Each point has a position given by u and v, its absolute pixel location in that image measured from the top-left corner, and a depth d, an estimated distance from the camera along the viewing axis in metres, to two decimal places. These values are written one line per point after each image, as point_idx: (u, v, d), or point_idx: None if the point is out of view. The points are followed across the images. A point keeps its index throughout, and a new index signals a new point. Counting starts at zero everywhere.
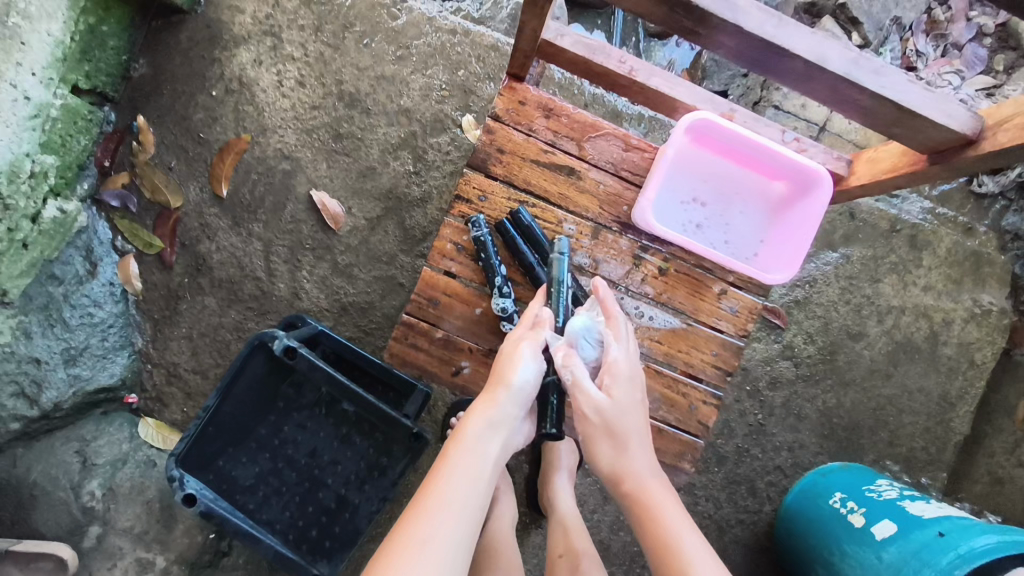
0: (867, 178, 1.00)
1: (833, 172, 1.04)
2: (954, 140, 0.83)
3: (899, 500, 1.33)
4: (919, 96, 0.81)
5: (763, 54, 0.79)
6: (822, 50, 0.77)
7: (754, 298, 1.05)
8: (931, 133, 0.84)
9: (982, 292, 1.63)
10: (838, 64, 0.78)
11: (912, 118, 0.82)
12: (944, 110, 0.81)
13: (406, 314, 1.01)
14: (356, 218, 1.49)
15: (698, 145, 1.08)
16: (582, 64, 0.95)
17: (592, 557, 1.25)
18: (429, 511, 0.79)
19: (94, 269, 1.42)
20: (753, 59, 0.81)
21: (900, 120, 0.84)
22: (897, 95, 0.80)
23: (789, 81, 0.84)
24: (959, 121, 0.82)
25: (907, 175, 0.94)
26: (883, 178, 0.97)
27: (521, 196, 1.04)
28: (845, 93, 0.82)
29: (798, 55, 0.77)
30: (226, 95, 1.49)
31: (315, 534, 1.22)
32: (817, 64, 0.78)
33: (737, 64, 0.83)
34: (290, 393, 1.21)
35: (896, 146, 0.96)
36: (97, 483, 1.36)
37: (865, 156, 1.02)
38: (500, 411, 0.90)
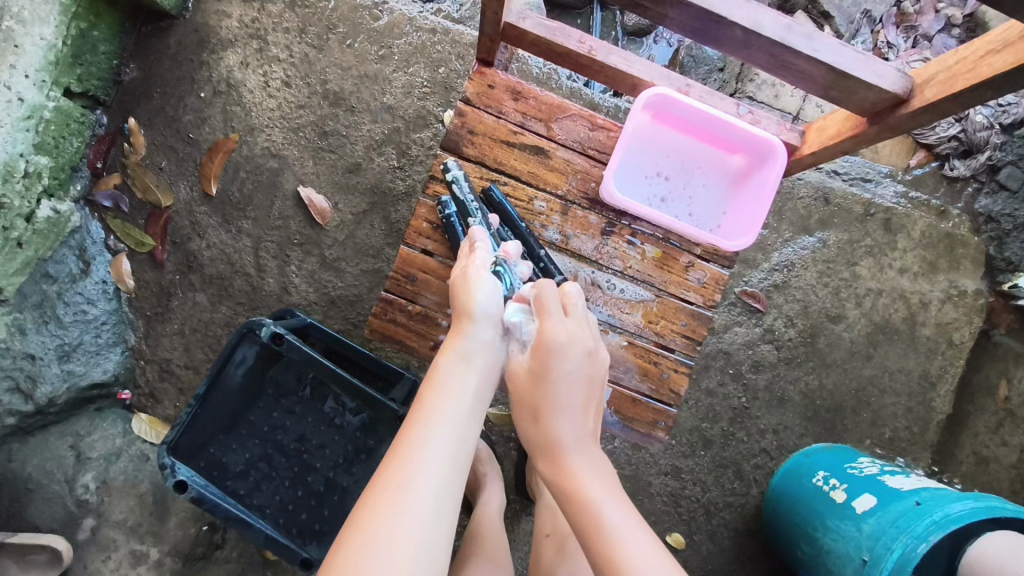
0: (817, 146, 1.04)
1: (787, 143, 1.08)
2: (887, 100, 0.88)
3: (879, 475, 1.37)
4: (851, 59, 0.85)
5: (703, 23, 0.83)
6: (758, 17, 0.81)
7: (720, 269, 1.08)
8: (865, 94, 0.89)
9: (958, 274, 1.67)
10: (774, 30, 0.82)
11: (847, 79, 0.86)
12: (875, 71, 0.86)
13: (384, 290, 1.05)
14: (342, 213, 1.53)
15: (658, 121, 1.12)
16: (545, 45, 0.99)
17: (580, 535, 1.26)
18: (418, 431, 0.75)
19: (88, 268, 1.46)
20: (694, 29, 0.85)
21: (836, 83, 0.88)
22: (831, 58, 0.84)
23: (730, 49, 0.88)
24: (890, 81, 0.86)
25: (852, 139, 0.97)
26: (830, 144, 1.00)
27: (494, 175, 1.08)
28: (784, 58, 0.86)
29: (735, 22, 0.81)
30: (214, 96, 1.53)
31: (305, 518, 1.24)
32: (754, 31, 0.82)
33: (681, 35, 0.87)
34: (278, 379, 1.25)
35: (842, 113, 1.00)
36: (91, 476, 1.38)
37: (816, 125, 1.06)
38: (471, 340, 0.86)
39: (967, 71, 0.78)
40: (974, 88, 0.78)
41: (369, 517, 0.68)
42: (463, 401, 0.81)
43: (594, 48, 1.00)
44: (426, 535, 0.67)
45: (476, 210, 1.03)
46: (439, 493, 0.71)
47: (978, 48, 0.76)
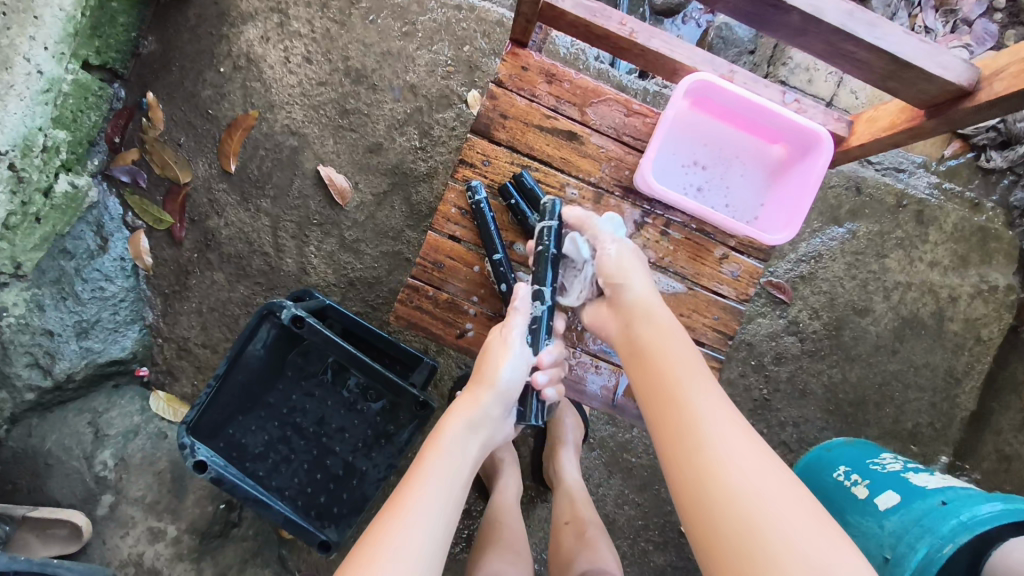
0: (867, 137, 1.00)
1: (833, 133, 1.05)
2: (950, 93, 0.84)
3: (902, 472, 1.35)
4: (915, 48, 0.81)
5: (760, 8, 0.80)
6: (818, 3, 0.78)
7: (755, 262, 1.06)
8: (925, 87, 0.85)
9: (989, 268, 1.63)
10: (836, 16, 0.78)
11: (908, 70, 0.82)
12: (941, 62, 0.81)
13: (411, 277, 1.02)
14: (362, 193, 1.51)
15: (696, 107, 1.08)
16: (584, 26, 0.95)
17: (598, 525, 1.28)
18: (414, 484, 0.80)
19: (105, 244, 1.44)
20: (749, 14, 0.82)
21: (896, 74, 0.84)
22: (893, 47, 0.80)
23: (784, 35, 0.84)
24: (955, 72, 0.82)
25: (906, 132, 0.94)
26: (882, 136, 0.97)
27: (525, 161, 1.05)
28: (842, 46, 0.82)
29: (795, 7, 0.77)
30: (234, 71, 1.50)
31: (324, 500, 1.23)
32: (814, 17, 0.78)
33: (734, 19, 0.84)
34: (298, 361, 1.24)
35: (896, 105, 0.96)
36: (110, 453, 1.38)
37: (865, 116, 1.03)
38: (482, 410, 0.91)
39: None
40: None
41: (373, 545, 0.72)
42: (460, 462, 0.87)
43: (635, 31, 0.96)
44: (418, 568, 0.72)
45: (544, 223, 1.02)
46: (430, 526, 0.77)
47: None
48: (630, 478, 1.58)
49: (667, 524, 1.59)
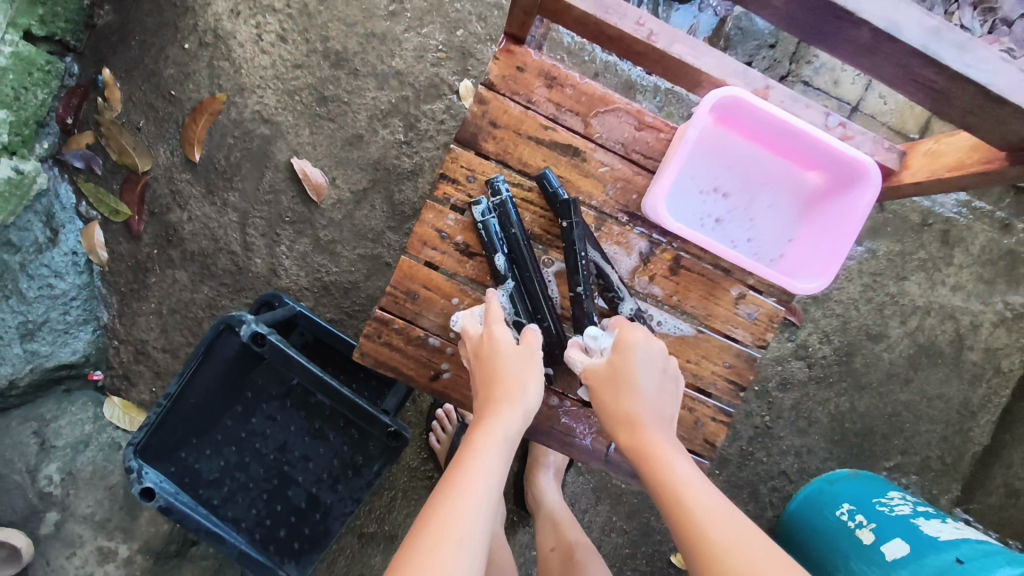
0: (923, 175, 0.88)
1: (882, 164, 0.93)
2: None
3: (912, 518, 1.25)
4: (1012, 79, 0.65)
5: (820, 18, 0.64)
6: (896, 15, 0.62)
7: (775, 304, 0.94)
8: (1017, 126, 0.69)
9: (1015, 294, 1.52)
10: (914, 34, 0.62)
11: (999, 107, 0.66)
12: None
13: (380, 308, 0.90)
14: (340, 190, 1.37)
15: (724, 126, 0.95)
16: (593, 25, 0.82)
17: (586, 545, 1.19)
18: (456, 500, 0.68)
19: (55, 236, 1.31)
20: (805, 25, 0.66)
21: (982, 108, 0.68)
22: (985, 77, 0.64)
23: (847, 54, 0.69)
24: None
25: (978, 175, 0.80)
26: (947, 177, 0.84)
27: (517, 177, 0.91)
28: (916, 71, 0.66)
29: (866, 20, 0.62)
30: (200, 48, 1.35)
31: (284, 534, 1.13)
32: (889, 34, 0.62)
33: (787, 30, 0.69)
34: (260, 383, 1.10)
35: (967, 139, 0.82)
36: (56, 466, 1.27)
37: (923, 149, 0.90)
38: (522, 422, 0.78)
39: None
40: None
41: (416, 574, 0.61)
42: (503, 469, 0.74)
43: (654, 33, 0.83)
44: None
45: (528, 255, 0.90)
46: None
47: None
48: (620, 505, 1.49)
49: (656, 554, 1.50)
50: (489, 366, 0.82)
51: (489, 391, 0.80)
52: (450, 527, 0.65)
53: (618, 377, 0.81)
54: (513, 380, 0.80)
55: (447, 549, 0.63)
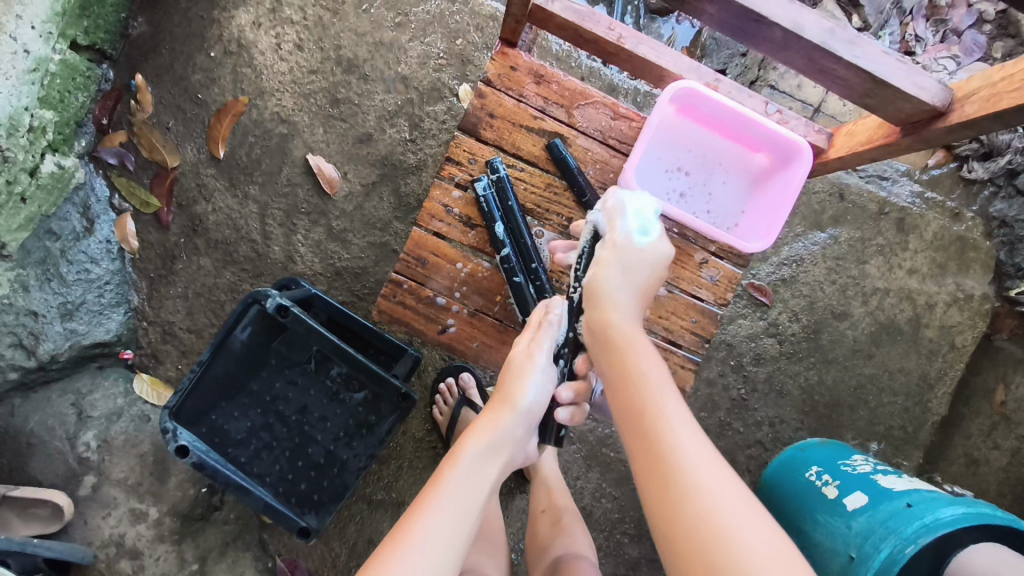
0: (845, 151, 1.02)
1: (813, 144, 1.07)
2: (924, 112, 0.86)
3: (872, 474, 1.38)
4: (892, 67, 0.83)
5: (743, 21, 0.81)
6: (800, 19, 0.79)
7: (733, 268, 1.08)
8: (902, 105, 0.86)
9: (966, 277, 1.66)
10: (815, 33, 0.80)
11: (885, 89, 0.84)
12: (917, 82, 0.83)
13: (395, 271, 1.04)
14: (351, 183, 1.51)
15: (682, 114, 1.09)
16: (572, 30, 0.97)
17: (574, 511, 1.31)
18: (425, 513, 0.79)
19: (92, 226, 1.44)
20: (732, 26, 0.83)
21: (874, 91, 0.86)
22: (871, 66, 0.82)
23: (767, 49, 0.86)
24: (930, 93, 0.84)
25: (881, 148, 0.96)
26: (859, 150, 0.99)
27: (511, 160, 1.06)
28: (821, 63, 0.84)
29: (777, 23, 0.79)
30: (224, 56, 1.49)
31: (304, 488, 1.25)
32: (795, 33, 0.79)
33: (719, 31, 0.85)
34: (282, 350, 1.24)
35: (875, 120, 0.98)
36: (93, 434, 1.39)
37: (845, 130, 1.05)
38: (502, 431, 0.91)
39: (1013, 89, 0.74)
40: (1016, 110, 0.75)
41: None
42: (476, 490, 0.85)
43: (623, 36, 0.99)
44: None
45: (523, 223, 1.03)
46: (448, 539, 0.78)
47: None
48: (608, 472, 1.62)
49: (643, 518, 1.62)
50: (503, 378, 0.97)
51: (489, 406, 0.95)
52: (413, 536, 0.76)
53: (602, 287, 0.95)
54: (508, 388, 0.94)
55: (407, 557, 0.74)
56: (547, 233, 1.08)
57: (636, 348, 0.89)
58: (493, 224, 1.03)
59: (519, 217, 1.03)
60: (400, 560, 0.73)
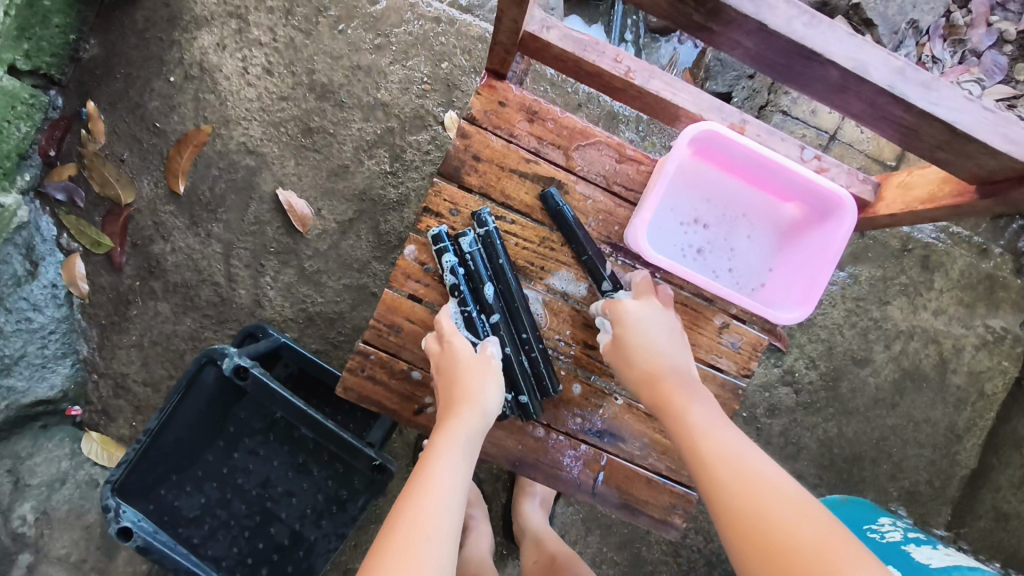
0: (898, 207, 0.91)
1: (858, 195, 0.96)
2: (1012, 170, 0.73)
3: (904, 545, 1.24)
4: (977, 116, 0.69)
5: (792, 59, 0.67)
6: (863, 57, 0.66)
7: (757, 332, 0.95)
8: (983, 161, 0.73)
9: (995, 318, 1.54)
10: (881, 75, 0.66)
11: (964, 141, 0.71)
12: (1007, 135, 0.70)
13: (364, 340, 0.90)
14: (326, 221, 1.37)
15: (700, 158, 0.96)
16: (572, 62, 0.85)
17: (570, 556, 1.21)
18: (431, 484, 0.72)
19: (35, 269, 1.29)
20: (779, 64, 0.69)
21: (950, 143, 0.73)
22: (950, 114, 0.69)
23: (818, 91, 0.72)
24: (1021, 147, 0.70)
25: (946, 209, 0.84)
26: (917, 208, 0.87)
27: (500, 210, 0.92)
28: (886, 109, 0.70)
29: (835, 61, 0.65)
30: (185, 81, 1.36)
31: (266, 573, 1.10)
32: (857, 75, 0.66)
33: (760, 69, 0.72)
34: (242, 418, 1.09)
35: (935, 173, 0.87)
36: (30, 506, 1.23)
37: (896, 181, 0.94)
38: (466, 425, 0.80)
39: None
40: None
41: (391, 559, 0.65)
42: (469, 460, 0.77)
43: (631, 69, 0.86)
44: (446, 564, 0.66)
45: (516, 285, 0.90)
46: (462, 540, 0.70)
47: None
48: (610, 535, 1.47)
49: None
50: (447, 371, 0.84)
51: (448, 395, 0.83)
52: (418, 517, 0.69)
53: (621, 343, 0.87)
54: (467, 385, 0.82)
55: (419, 548, 0.66)
56: (540, 293, 0.93)
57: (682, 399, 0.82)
58: (478, 283, 0.89)
59: (511, 275, 0.90)
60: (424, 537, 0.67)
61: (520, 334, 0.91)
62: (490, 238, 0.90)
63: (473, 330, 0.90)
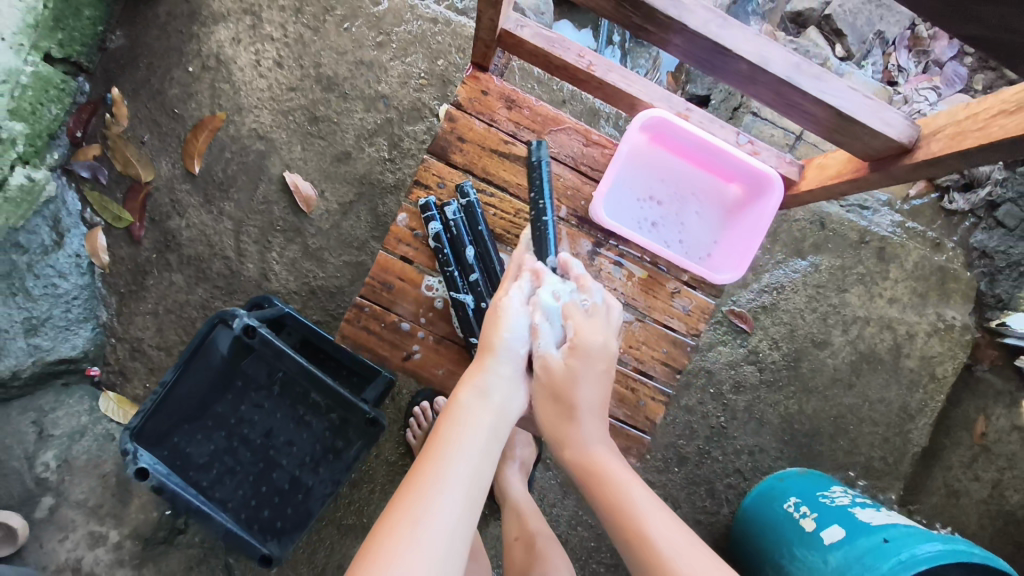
0: (815, 184, 1.03)
1: (784, 176, 1.07)
2: (891, 149, 0.86)
3: (850, 507, 1.35)
4: (858, 103, 0.83)
5: (709, 54, 0.81)
6: (764, 52, 0.79)
7: (706, 297, 1.08)
8: (868, 142, 0.87)
9: (947, 307, 1.66)
10: (780, 67, 0.80)
11: (851, 124, 0.84)
12: (884, 119, 0.83)
13: (359, 295, 1.02)
14: (328, 202, 1.49)
15: (654, 142, 1.10)
16: (543, 56, 0.97)
17: (548, 536, 1.28)
18: (434, 466, 0.76)
19: (61, 239, 1.41)
20: (700, 58, 0.83)
21: (841, 127, 0.86)
22: (837, 101, 0.83)
23: (734, 82, 0.86)
24: (896, 129, 0.83)
25: (852, 182, 0.96)
26: (829, 184, 0.99)
27: (481, 185, 1.05)
28: (789, 96, 0.84)
29: (741, 55, 0.79)
30: (203, 71, 1.48)
31: (268, 514, 1.22)
32: (760, 66, 0.80)
33: (685, 63, 0.85)
34: (249, 373, 1.21)
35: (843, 154, 0.98)
36: (53, 454, 1.35)
37: (816, 162, 1.05)
38: (489, 377, 0.88)
39: (978, 129, 0.73)
40: (982, 149, 0.74)
41: (386, 541, 0.68)
42: (477, 434, 0.82)
43: (594, 63, 0.99)
44: (440, 538, 0.69)
45: (494, 249, 1.02)
46: (479, 486, 0.77)
47: (991, 106, 0.72)
48: (585, 499, 1.59)
49: None
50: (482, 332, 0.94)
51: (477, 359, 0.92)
52: (415, 505, 0.72)
53: (564, 398, 0.88)
54: (487, 333, 0.92)
55: (406, 530, 0.69)
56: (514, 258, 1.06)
57: (604, 465, 0.86)
58: (460, 247, 1.02)
59: (489, 241, 1.03)
60: (423, 515, 0.71)
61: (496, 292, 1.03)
62: (470, 208, 1.02)
63: (455, 287, 1.01)
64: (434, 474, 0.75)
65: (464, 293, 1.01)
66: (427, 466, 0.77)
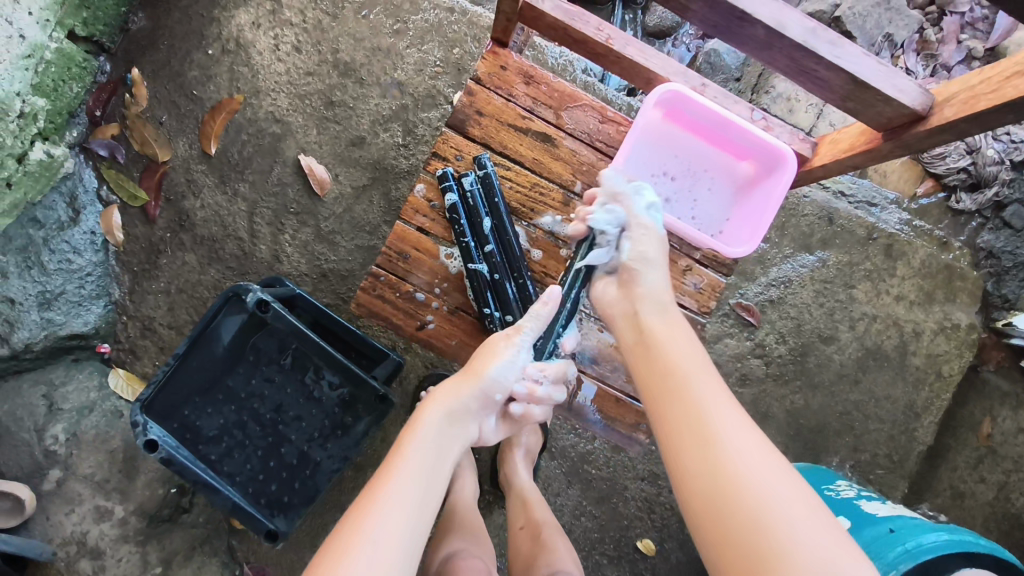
0: (828, 159, 1.05)
1: (798, 152, 1.09)
2: (905, 116, 0.88)
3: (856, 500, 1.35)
4: (873, 69, 0.86)
5: (728, 19, 0.83)
6: (782, 17, 0.82)
7: (717, 275, 1.11)
8: (882, 109, 0.89)
9: (953, 307, 1.66)
10: (797, 32, 0.82)
11: (866, 90, 0.87)
12: (898, 86, 0.86)
13: (375, 264, 1.06)
14: (342, 185, 1.51)
15: (668, 118, 1.11)
16: (561, 29, 0.99)
17: (554, 525, 1.26)
18: (390, 484, 0.82)
19: (77, 216, 1.42)
20: (719, 25, 0.85)
21: (854, 94, 0.89)
22: (852, 67, 0.85)
23: (751, 50, 0.88)
24: (909, 96, 0.86)
25: (864, 154, 0.97)
26: (841, 157, 1.01)
27: (497, 158, 1.08)
28: (803, 63, 0.86)
29: (760, 19, 0.81)
30: (222, 54, 1.50)
31: (274, 489, 1.22)
32: (777, 31, 0.82)
33: (704, 31, 0.88)
34: (261, 348, 1.22)
35: (856, 128, 1.00)
36: (62, 427, 1.36)
37: (829, 138, 1.07)
38: (461, 403, 0.92)
39: (990, 91, 0.77)
40: (996, 109, 0.77)
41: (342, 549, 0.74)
42: (434, 459, 0.87)
43: (611, 37, 1.00)
44: (398, 555, 0.75)
45: (508, 220, 1.05)
46: (429, 503, 0.82)
47: (1004, 69, 0.75)
48: (590, 490, 1.59)
49: (624, 539, 1.58)
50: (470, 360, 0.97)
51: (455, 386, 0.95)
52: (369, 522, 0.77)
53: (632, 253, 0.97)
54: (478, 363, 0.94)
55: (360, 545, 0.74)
56: (529, 229, 1.09)
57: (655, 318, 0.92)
58: (476, 218, 1.05)
59: (505, 212, 1.05)
60: (373, 529, 0.76)
61: (510, 262, 1.06)
62: (487, 179, 1.05)
63: (470, 257, 1.05)
64: (390, 491, 0.81)
65: (478, 262, 1.04)
66: (385, 479, 0.83)
